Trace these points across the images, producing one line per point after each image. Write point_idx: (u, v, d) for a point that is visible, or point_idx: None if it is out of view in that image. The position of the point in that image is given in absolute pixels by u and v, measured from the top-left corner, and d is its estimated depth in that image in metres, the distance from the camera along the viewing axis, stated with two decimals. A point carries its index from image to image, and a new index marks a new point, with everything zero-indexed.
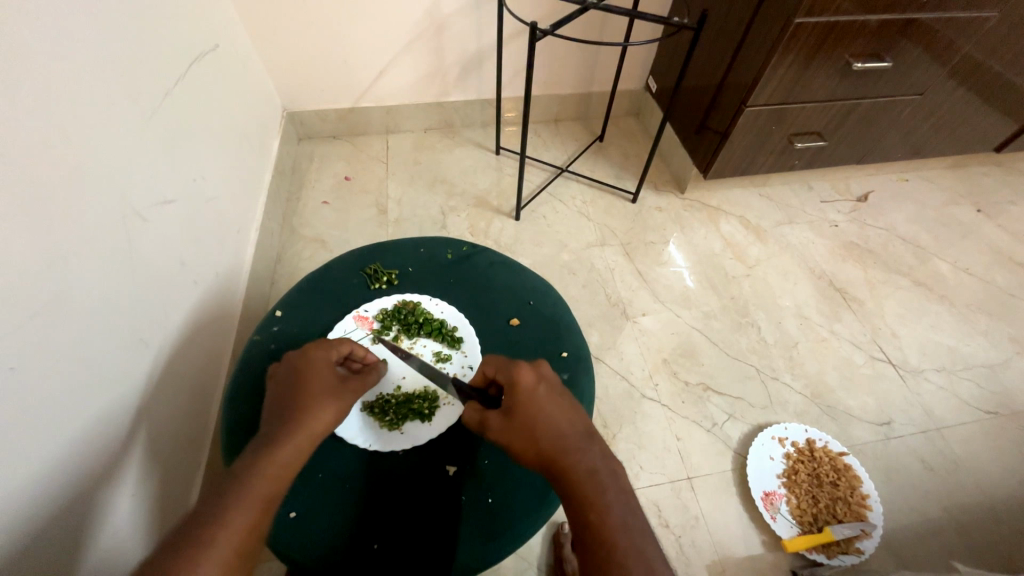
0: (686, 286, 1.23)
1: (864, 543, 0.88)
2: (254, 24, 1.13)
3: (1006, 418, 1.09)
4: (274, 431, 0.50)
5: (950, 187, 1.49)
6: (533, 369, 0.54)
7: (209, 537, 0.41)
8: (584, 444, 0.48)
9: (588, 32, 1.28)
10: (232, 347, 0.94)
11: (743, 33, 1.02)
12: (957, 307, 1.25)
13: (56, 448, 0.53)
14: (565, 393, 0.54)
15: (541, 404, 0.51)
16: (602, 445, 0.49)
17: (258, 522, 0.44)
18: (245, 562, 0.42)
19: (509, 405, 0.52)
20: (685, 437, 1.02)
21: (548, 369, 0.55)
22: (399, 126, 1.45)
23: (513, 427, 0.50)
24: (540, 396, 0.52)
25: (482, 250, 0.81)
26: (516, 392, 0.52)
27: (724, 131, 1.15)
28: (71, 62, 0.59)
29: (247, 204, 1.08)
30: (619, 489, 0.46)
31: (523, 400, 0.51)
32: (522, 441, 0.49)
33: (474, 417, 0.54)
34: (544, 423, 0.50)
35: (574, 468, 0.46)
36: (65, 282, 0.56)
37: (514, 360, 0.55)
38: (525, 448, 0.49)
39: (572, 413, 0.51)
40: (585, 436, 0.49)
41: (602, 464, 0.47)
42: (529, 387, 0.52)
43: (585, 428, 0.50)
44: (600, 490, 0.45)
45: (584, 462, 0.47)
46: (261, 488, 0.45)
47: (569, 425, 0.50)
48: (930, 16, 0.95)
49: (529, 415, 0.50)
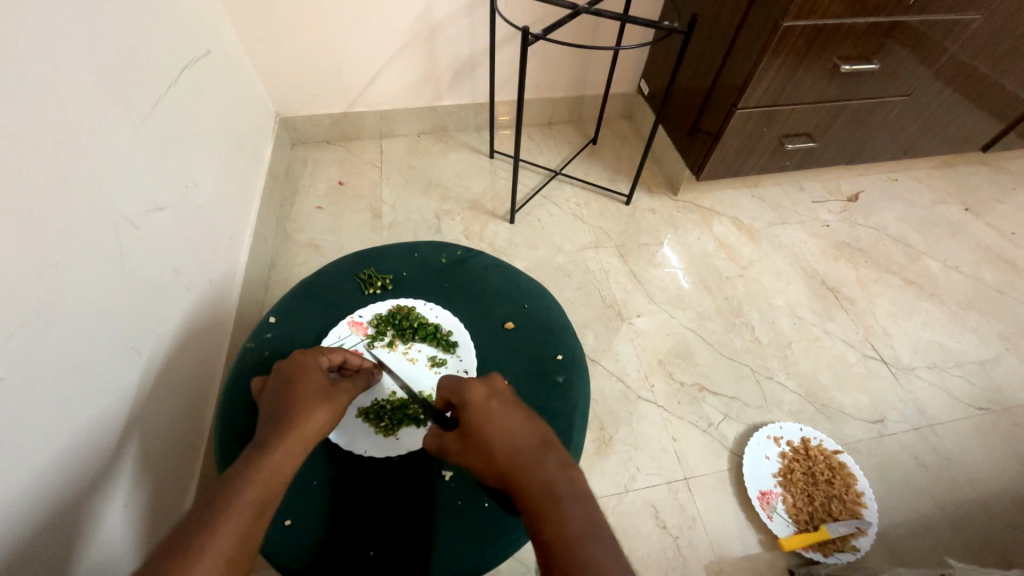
0: (680, 287, 1.24)
1: (860, 541, 0.88)
2: (246, 30, 1.13)
3: (998, 414, 1.10)
4: (266, 436, 0.49)
5: (939, 186, 1.51)
6: (483, 385, 0.54)
7: (198, 546, 0.41)
8: (538, 457, 0.48)
9: (580, 36, 1.29)
10: (226, 353, 0.94)
11: (733, 35, 1.03)
12: (948, 305, 1.26)
13: (46, 457, 0.53)
14: (519, 404, 0.54)
15: (492, 421, 0.51)
16: (558, 454, 0.49)
17: (249, 528, 0.43)
18: (237, 568, 0.41)
19: (463, 424, 0.52)
20: (682, 437, 1.03)
21: (500, 381, 0.55)
22: (392, 130, 1.45)
23: (469, 446, 0.50)
24: (492, 411, 0.52)
25: (477, 253, 0.81)
26: (467, 412, 0.52)
27: (715, 133, 1.16)
28: (58, 67, 0.59)
29: (241, 210, 1.07)
30: (576, 499, 0.45)
31: (474, 418, 0.51)
32: (478, 458, 0.50)
33: (431, 442, 0.54)
34: (497, 439, 0.50)
35: (529, 482, 0.46)
36: (55, 288, 0.56)
37: (465, 379, 0.55)
38: (481, 466, 0.49)
39: (528, 425, 0.51)
40: (539, 449, 0.49)
41: (558, 476, 0.46)
42: (480, 404, 0.52)
43: (541, 439, 0.50)
44: (555, 504, 0.44)
45: (538, 476, 0.46)
46: (252, 493, 0.45)
47: (523, 438, 0.50)
48: (915, 19, 0.96)
49: (481, 431, 0.50)
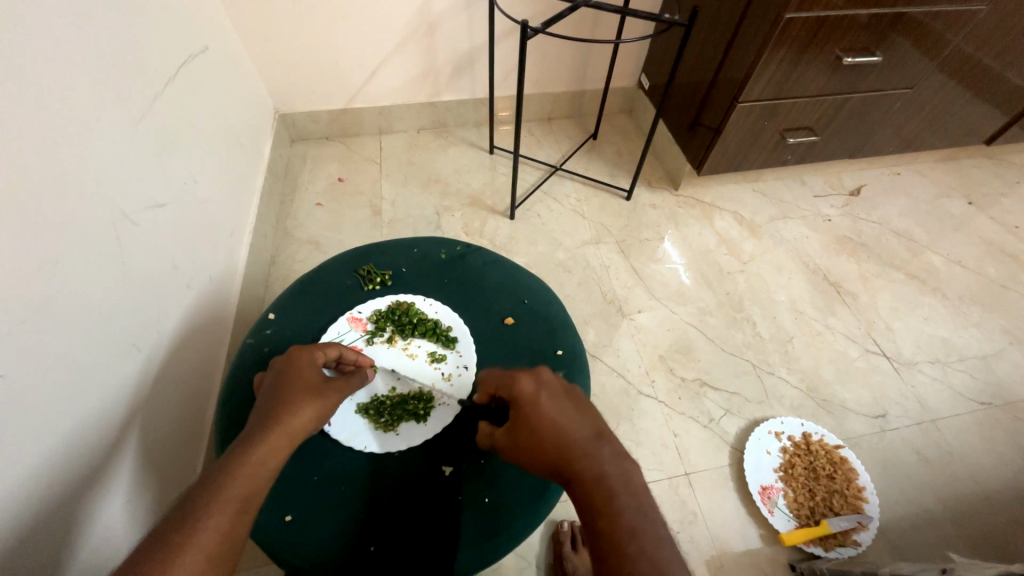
0: (681, 283, 1.23)
1: (861, 535, 0.88)
2: (244, 26, 1.12)
3: (1001, 408, 1.09)
4: (252, 430, 0.49)
5: (942, 180, 1.50)
6: (532, 377, 0.53)
7: (181, 540, 0.40)
8: (592, 448, 0.47)
9: (580, 30, 1.28)
10: (226, 350, 0.94)
11: (735, 28, 1.02)
12: (950, 299, 1.25)
13: (44, 453, 0.53)
14: (569, 395, 0.53)
15: (544, 412, 0.50)
16: (612, 446, 0.48)
17: (232, 523, 0.43)
18: (218, 564, 0.41)
19: (514, 417, 0.51)
20: (682, 433, 1.02)
21: (548, 373, 0.54)
22: (392, 126, 1.45)
23: (519, 439, 0.50)
24: (542, 404, 0.51)
25: (476, 249, 0.81)
26: (517, 404, 0.52)
27: (716, 127, 1.16)
28: (59, 65, 0.59)
29: (240, 206, 1.07)
30: (630, 492, 0.45)
31: (524, 410, 0.51)
32: (528, 451, 0.49)
33: (481, 435, 0.55)
34: (548, 432, 0.49)
35: (583, 475, 0.46)
36: (56, 284, 0.56)
37: (513, 371, 0.54)
38: (531, 460, 0.49)
39: (579, 416, 0.50)
40: (592, 440, 0.48)
41: (612, 468, 0.46)
42: (530, 396, 0.51)
43: (593, 431, 0.49)
44: (610, 497, 0.44)
45: (593, 468, 0.46)
46: (237, 488, 0.45)
47: (576, 430, 0.49)
48: (918, 10, 0.96)
49: (532, 425, 0.50)
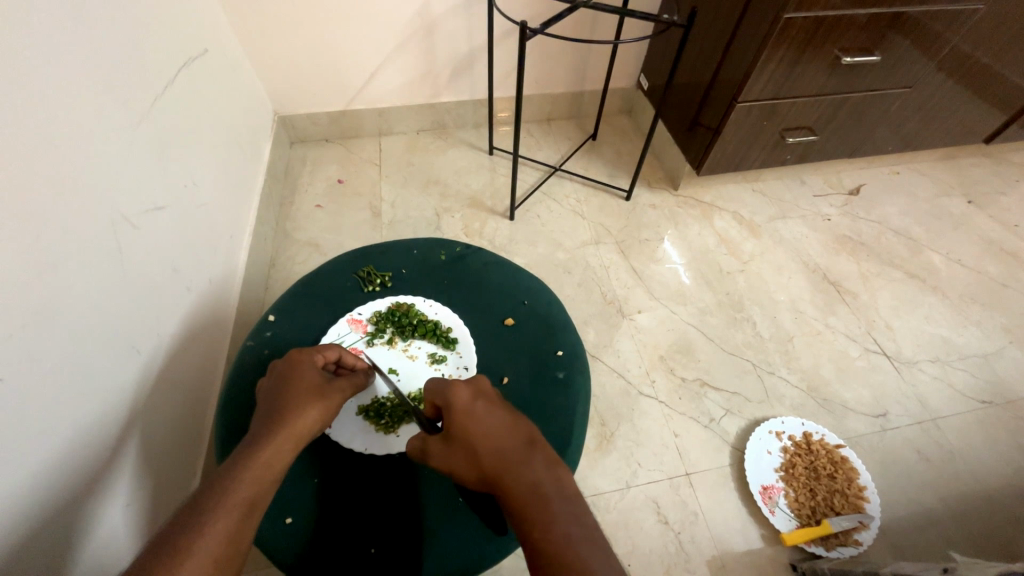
0: (682, 283, 1.23)
1: (861, 535, 0.88)
2: (243, 29, 1.12)
3: (1001, 407, 1.09)
4: (258, 433, 0.50)
5: (942, 178, 1.50)
6: (467, 386, 0.55)
7: (184, 545, 0.40)
8: (525, 457, 0.48)
9: (579, 31, 1.28)
10: (227, 352, 0.94)
11: (734, 28, 1.02)
12: (951, 298, 1.25)
13: (44, 458, 0.53)
14: (505, 405, 0.54)
15: (474, 420, 0.51)
16: (545, 452, 0.48)
17: (238, 525, 0.43)
18: (226, 566, 0.41)
19: (448, 428, 0.53)
20: (683, 433, 1.02)
21: (485, 384, 0.56)
22: (391, 127, 1.45)
23: (454, 448, 0.51)
24: (475, 412, 0.52)
25: (476, 250, 0.81)
26: (452, 414, 0.53)
27: (716, 127, 1.16)
28: (58, 68, 0.59)
29: (240, 208, 1.07)
30: (563, 498, 0.45)
31: (457, 419, 0.52)
32: (465, 461, 0.50)
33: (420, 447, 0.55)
34: (480, 441, 0.50)
35: (515, 484, 0.46)
36: (57, 286, 0.56)
37: (450, 381, 0.56)
38: (468, 469, 0.50)
39: (513, 424, 0.51)
40: (526, 447, 0.49)
41: (545, 476, 0.46)
42: (464, 404, 0.53)
43: (527, 439, 0.50)
44: (543, 504, 0.44)
45: (524, 476, 0.46)
46: (242, 492, 0.45)
47: (509, 439, 0.50)
48: (918, 10, 0.96)
49: (466, 435, 0.51)
